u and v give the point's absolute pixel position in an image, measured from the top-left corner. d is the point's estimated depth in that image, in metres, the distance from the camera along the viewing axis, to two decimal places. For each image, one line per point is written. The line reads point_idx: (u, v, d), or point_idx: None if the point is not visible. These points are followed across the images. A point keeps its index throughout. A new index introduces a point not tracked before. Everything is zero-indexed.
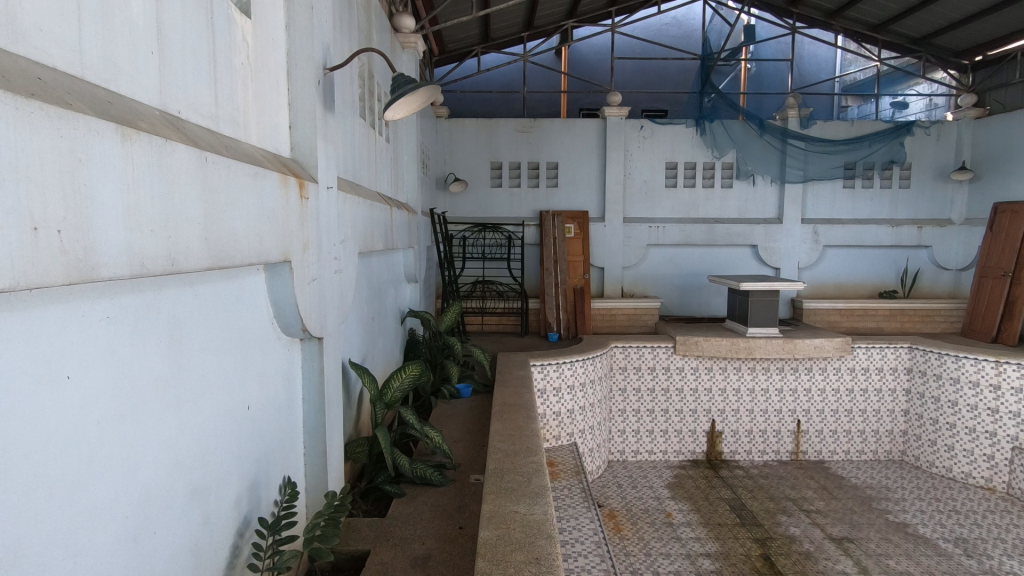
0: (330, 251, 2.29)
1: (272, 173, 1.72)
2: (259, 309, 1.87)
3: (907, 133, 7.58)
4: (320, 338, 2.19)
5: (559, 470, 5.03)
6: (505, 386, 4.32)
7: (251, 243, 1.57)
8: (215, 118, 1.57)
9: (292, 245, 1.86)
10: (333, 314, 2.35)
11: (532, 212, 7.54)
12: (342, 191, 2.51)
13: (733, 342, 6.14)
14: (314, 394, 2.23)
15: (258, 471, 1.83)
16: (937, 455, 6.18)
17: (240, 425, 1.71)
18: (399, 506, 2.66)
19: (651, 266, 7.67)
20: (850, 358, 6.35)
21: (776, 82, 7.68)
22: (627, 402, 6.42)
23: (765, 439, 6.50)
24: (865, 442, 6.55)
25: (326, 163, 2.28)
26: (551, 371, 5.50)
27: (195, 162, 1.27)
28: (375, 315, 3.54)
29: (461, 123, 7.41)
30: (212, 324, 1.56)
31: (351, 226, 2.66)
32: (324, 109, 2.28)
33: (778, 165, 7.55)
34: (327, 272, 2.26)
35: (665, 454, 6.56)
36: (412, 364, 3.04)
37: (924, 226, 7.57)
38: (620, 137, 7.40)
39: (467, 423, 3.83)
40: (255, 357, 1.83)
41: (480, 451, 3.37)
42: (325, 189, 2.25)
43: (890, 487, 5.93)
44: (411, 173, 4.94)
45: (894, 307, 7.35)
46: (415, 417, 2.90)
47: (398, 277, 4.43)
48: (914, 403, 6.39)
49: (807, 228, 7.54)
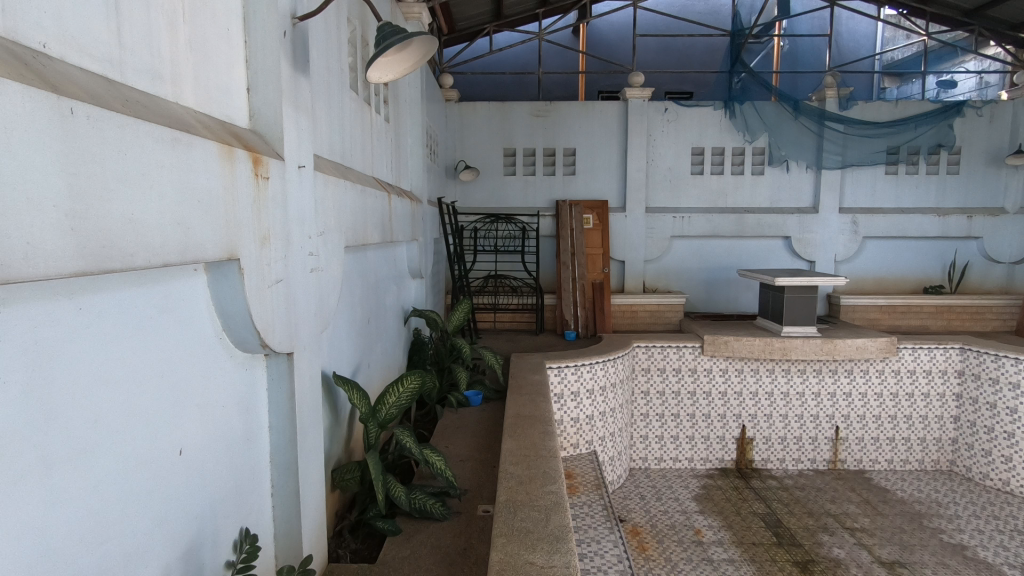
0: (303, 245, 1.86)
1: (206, 142, 1.28)
2: (199, 319, 1.46)
3: (957, 114, 6.93)
4: (290, 353, 1.77)
5: (578, 483, 4.59)
6: (519, 393, 3.89)
7: (169, 238, 1.15)
8: (118, 66, 1.14)
9: (242, 240, 1.44)
10: (308, 323, 1.93)
11: (547, 202, 7.08)
12: (322, 172, 2.08)
13: (766, 342, 5.62)
14: (284, 421, 1.81)
15: (197, 528, 1.43)
16: (992, 466, 5.64)
17: (165, 476, 1.31)
18: (393, 548, 2.25)
19: (675, 259, 7.18)
20: (895, 359, 5.83)
21: (812, 60, 7.15)
22: (650, 406, 5.96)
23: (800, 446, 6.02)
24: (911, 451, 6.03)
25: (297, 136, 1.85)
26: (569, 374, 5.06)
27: (46, 118, 0.85)
28: (370, 316, 3.14)
29: (472, 107, 6.95)
30: (113, 350, 1.15)
31: (334, 215, 2.22)
32: (294, 68, 1.83)
33: (814, 150, 6.98)
34: (299, 274, 1.83)
35: (691, 461, 6.09)
36: (413, 376, 2.63)
37: (974, 215, 6.94)
38: (642, 120, 6.88)
39: (476, 438, 3.41)
40: (194, 384, 1.43)
41: (490, 473, 2.95)
42: (295, 169, 1.81)
43: (942, 502, 5.40)
44: (414, 158, 4.49)
45: (940, 303, 6.77)
46: (412, 439, 2.48)
47: (400, 273, 4.00)
48: (966, 409, 5.84)
49: (845, 218, 6.97)
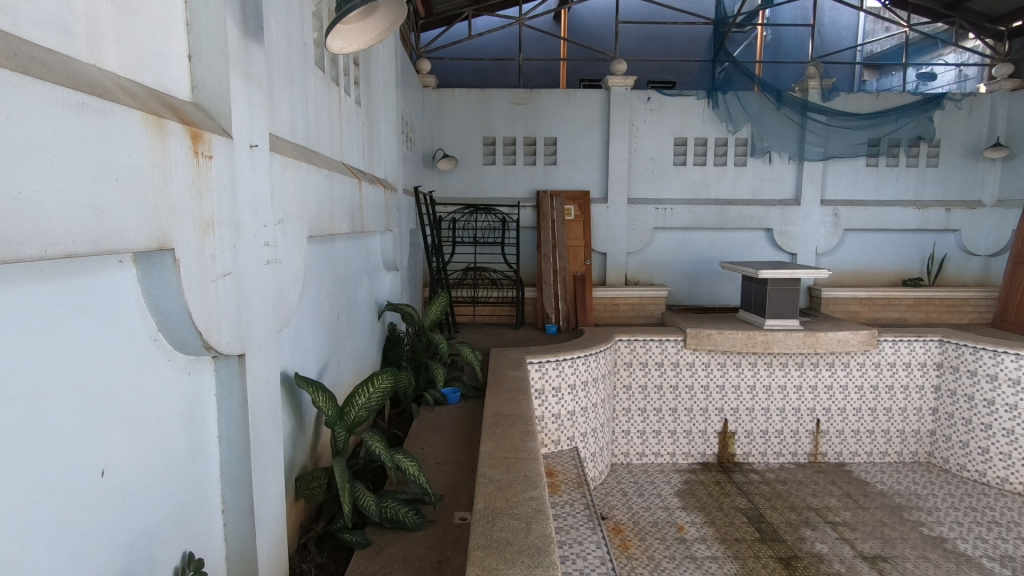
0: (256, 234, 1.67)
1: (130, 111, 1.09)
2: (129, 319, 1.27)
3: (937, 107, 6.93)
4: (241, 354, 1.58)
5: (559, 481, 4.46)
6: (498, 391, 3.74)
7: (77, 224, 0.96)
8: (13, 14, 0.94)
9: (178, 227, 1.25)
10: (262, 320, 1.74)
11: (528, 192, 6.92)
12: (280, 153, 1.89)
13: (749, 336, 5.56)
14: (236, 430, 1.63)
15: (126, 557, 1.25)
16: (969, 458, 5.68)
17: (84, 502, 1.13)
18: (362, 562, 2.09)
19: (657, 251, 7.09)
20: (875, 352, 5.82)
21: (796, 50, 7.12)
22: (632, 400, 5.87)
23: (782, 439, 5.99)
24: (890, 443, 6.04)
25: (249, 111, 1.65)
26: (551, 369, 4.92)
27: None
28: (340, 311, 2.95)
29: (451, 93, 6.73)
30: (12, 360, 0.96)
31: (295, 202, 2.03)
32: (246, 34, 1.63)
33: (796, 142, 6.93)
34: (250, 266, 1.64)
35: (673, 456, 6.03)
36: (384, 375, 2.46)
37: (952, 208, 6.95)
38: (625, 109, 6.74)
39: (453, 439, 3.25)
40: (122, 393, 1.23)
41: (467, 476, 2.80)
42: (245, 148, 1.61)
43: (921, 494, 5.41)
44: (389, 145, 4.28)
45: (919, 296, 6.80)
46: (382, 443, 2.31)
47: (374, 266, 3.81)
48: (944, 401, 5.87)
49: (826, 210, 6.93)
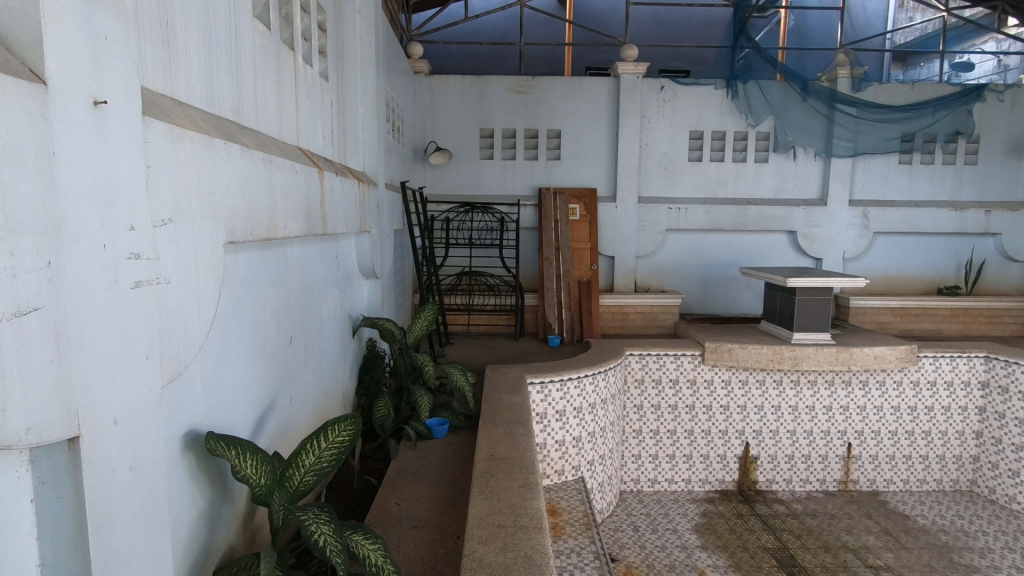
0: (108, 242, 1.07)
1: None
2: None
3: (977, 99, 6.30)
4: (72, 436, 0.99)
5: (563, 522, 3.84)
6: (493, 424, 3.13)
7: None
8: None
9: None
10: (127, 374, 1.13)
11: (529, 189, 6.30)
12: (170, 119, 1.28)
13: (775, 351, 4.95)
14: (67, 550, 1.03)
15: None
16: (1019, 489, 5.08)
17: None
18: None
19: (668, 255, 6.49)
20: (914, 370, 5.22)
21: (822, 36, 6.51)
22: (643, 422, 5.28)
23: (809, 465, 5.40)
24: (929, 470, 5.45)
25: (95, 47, 1.04)
26: (554, 391, 4.31)
27: None
28: (295, 335, 2.35)
29: (444, 80, 6.13)
30: None
31: (200, 196, 1.42)
32: None
33: (823, 137, 6.32)
34: (95, 292, 1.03)
35: (688, 483, 5.43)
36: (342, 428, 1.88)
37: (993, 210, 6.34)
38: (635, 98, 6.13)
39: (438, 491, 2.65)
40: None
41: (452, 550, 2.19)
42: (80, 103, 1.00)
43: (969, 531, 4.80)
44: (370, 131, 3.68)
45: (956, 306, 6.20)
46: (333, 523, 1.70)
47: (347, 274, 3.21)
48: (989, 425, 5.27)
49: (855, 210, 6.34)
